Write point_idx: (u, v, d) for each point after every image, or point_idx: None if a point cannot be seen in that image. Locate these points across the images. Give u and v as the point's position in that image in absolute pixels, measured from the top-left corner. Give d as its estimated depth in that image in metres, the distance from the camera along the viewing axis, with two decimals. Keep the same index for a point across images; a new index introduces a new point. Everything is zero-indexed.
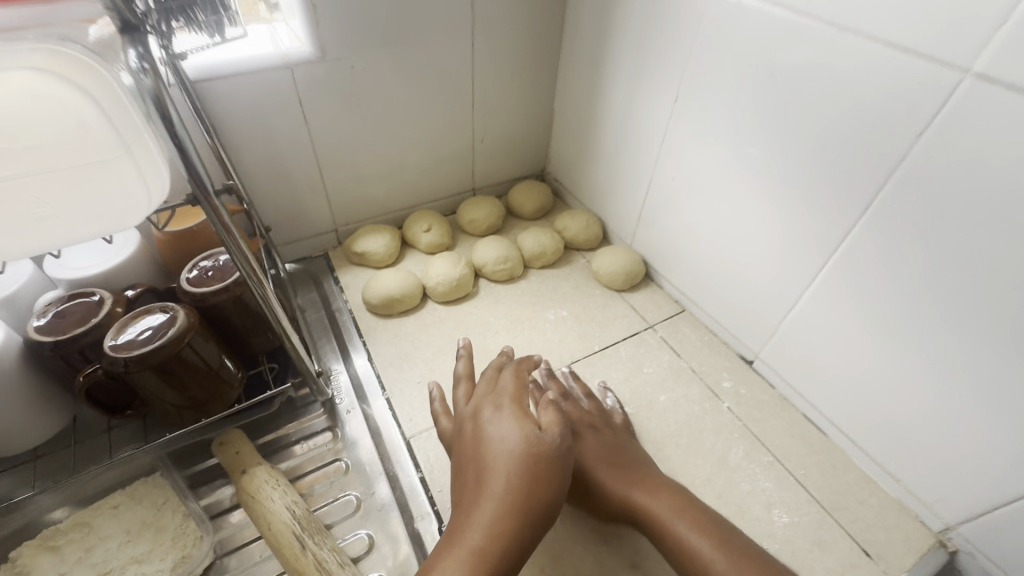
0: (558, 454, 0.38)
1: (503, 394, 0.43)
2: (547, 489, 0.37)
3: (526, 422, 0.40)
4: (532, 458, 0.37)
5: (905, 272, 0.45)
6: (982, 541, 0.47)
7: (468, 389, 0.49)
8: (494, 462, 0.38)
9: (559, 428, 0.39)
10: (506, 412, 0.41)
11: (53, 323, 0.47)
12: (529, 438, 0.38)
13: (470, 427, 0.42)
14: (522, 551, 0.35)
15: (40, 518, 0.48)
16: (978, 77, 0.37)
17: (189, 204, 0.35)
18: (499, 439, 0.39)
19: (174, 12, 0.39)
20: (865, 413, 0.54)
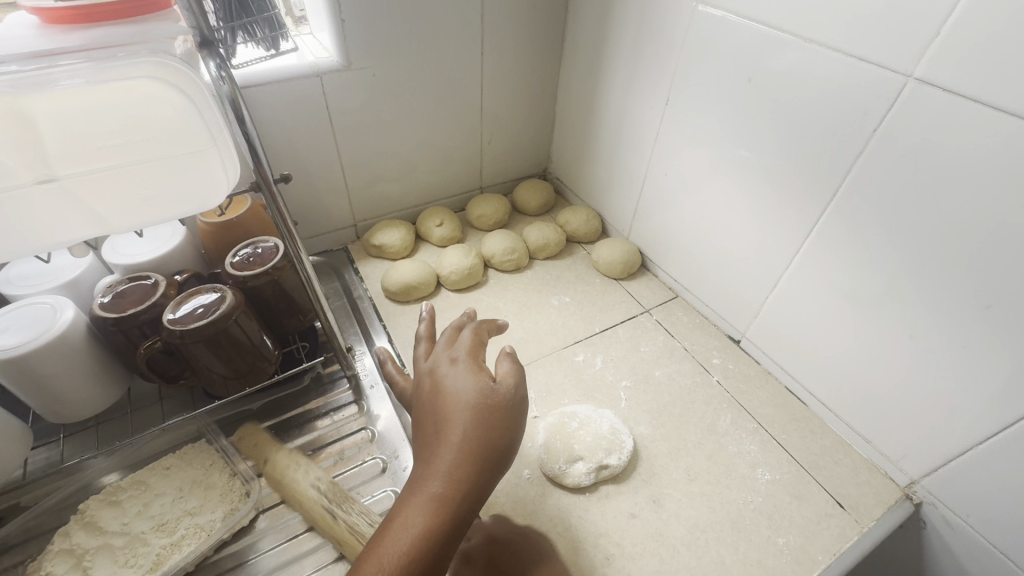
0: (511, 403, 0.40)
1: (462, 351, 0.43)
2: (500, 437, 0.38)
3: (480, 378, 0.40)
4: (488, 408, 0.39)
5: (868, 251, 0.52)
6: (941, 491, 0.53)
7: (429, 346, 0.46)
8: (451, 414, 0.39)
9: (513, 379, 0.41)
10: (462, 366, 0.41)
11: (115, 302, 0.53)
12: (483, 390, 0.40)
13: (426, 384, 0.42)
14: (478, 495, 0.37)
15: (93, 482, 0.54)
16: (919, 81, 0.43)
17: (253, 192, 0.41)
18: (454, 392, 0.40)
19: (238, 29, 0.61)
20: (840, 383, 0.60)
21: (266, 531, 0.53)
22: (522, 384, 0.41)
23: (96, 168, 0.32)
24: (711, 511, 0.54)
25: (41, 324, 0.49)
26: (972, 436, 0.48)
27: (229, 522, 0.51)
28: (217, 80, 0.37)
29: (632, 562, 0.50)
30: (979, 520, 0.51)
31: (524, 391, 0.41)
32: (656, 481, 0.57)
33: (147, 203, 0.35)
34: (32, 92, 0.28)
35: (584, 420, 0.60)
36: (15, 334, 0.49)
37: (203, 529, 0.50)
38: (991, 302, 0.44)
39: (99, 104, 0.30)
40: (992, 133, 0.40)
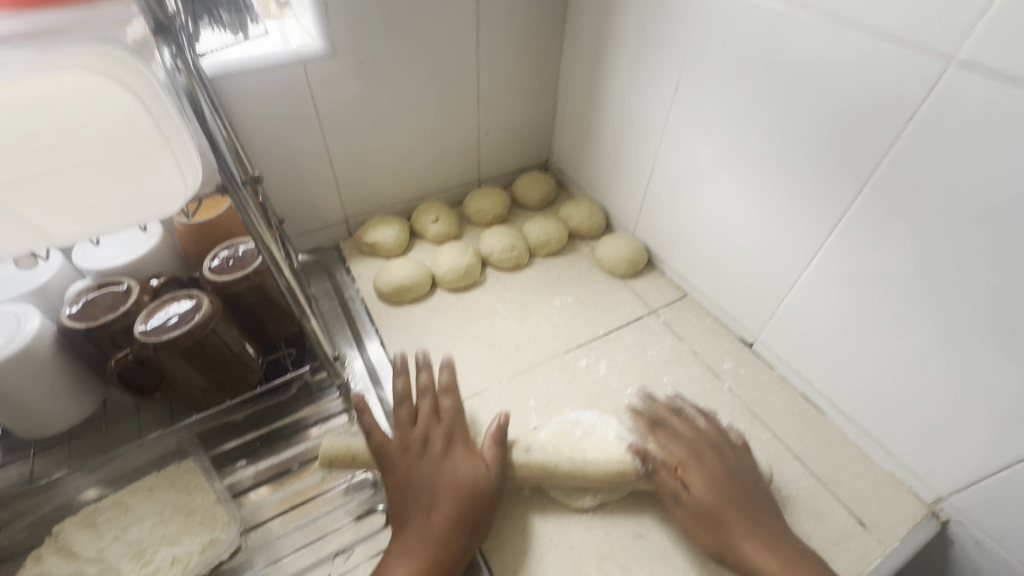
0: (495, 488, 0.48)
1: (448, 429, 0.52)
2: (483, 516, 0.47)
3: (465, 459, 0.49)
4: (476, 486, 0.47)
5: (896, 252, 0.47)
6: (971, 510, 0.50)
7: (410, 408, 0.53)
8: (447, 491, 0.46)
9: (499, 465, 0.50)
10: (460, 451, 0.50)
11: (84, 311, 0.50)
12: (473, 469, 0.48)
13: (418, 454, 0.49)
14: (456, 562, 0.45)
15: (74, 498, 0.50)
16: (962, 65, 0.38)
17: (217, 193, 0.37)
18: (451, 472, 0.48)
19: (201, 12, 0.55)
20: (862, 392, 0.56)
21: (250, 553, 0.50)
22: (505, 469, 0.50)
23: (31, 173, 0.28)
24: None
25: (4, 336, 0.46)
26: (1009, 454, 0.45)
27: (209, 556, 0.47)
28: (171, 71, 0.32)
29: None
30: (1012, 542, 0.47)
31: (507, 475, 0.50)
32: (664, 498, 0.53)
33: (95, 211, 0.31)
34: None
35: (589, 428, 0.56)
36: None
37: (180, 562, 0.47)
38: None
39: (24, 101, 0.26)
40: None
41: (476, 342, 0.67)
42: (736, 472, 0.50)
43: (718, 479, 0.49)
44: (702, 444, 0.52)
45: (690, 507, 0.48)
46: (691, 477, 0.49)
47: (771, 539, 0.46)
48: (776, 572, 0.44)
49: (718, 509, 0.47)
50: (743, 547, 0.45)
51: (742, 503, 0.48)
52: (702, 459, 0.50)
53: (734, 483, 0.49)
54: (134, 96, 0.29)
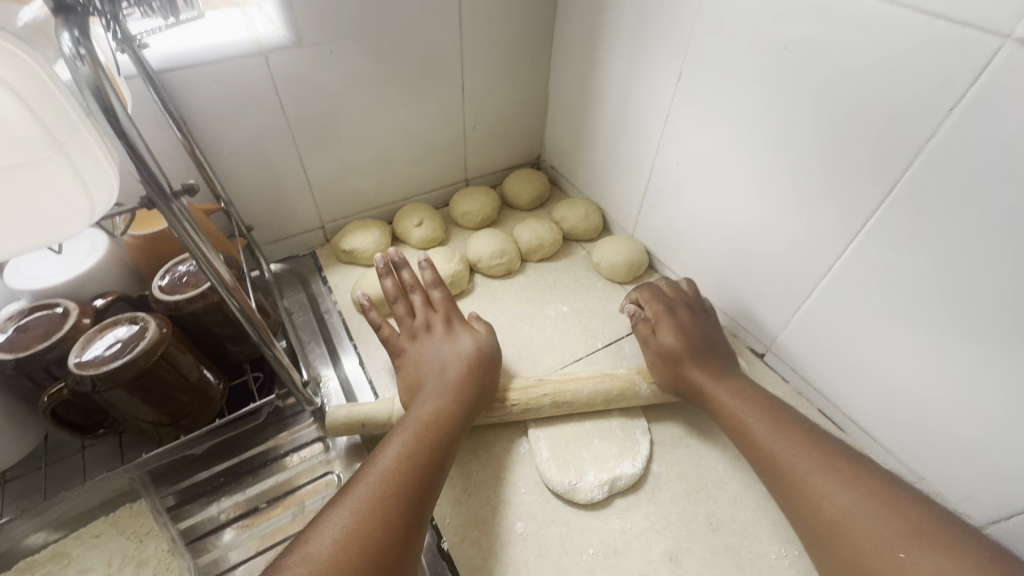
0: (496, 353, 0.54)
1: (445, 315, 0.56)
2: (490, 377, 0.52)
3: (465, 332, 0.54)
4: (480, 351, 0.52)
5: (931, 257, 0.42)
6: (1014, 543, 0.45)
7: (406, 303, 0.56)
8: (456, 356, 0.51)
9: (493, 337, 0.55)
10: (458, 325, 0.55)
11: (13, 339, 0.44)
12: (473, 338, 0.54)
13: (421, 334, 0.54)
14: (472, 412, 0.49)
15: (19, 543, 0.44)
16: (1020, 43, 0.33)
17: (142, 209, 0.31)
18: (456, 343, 0.53)
19: None
20: (890, 411, 0.51)
21: None
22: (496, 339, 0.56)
23: None
24: (739, 571, 0.46)
25: None
26: None
27: None
28: (72, 59, 0.26)
29: None
30: None
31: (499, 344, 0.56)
32: (674, 533, 0.48)
33: None
34: None
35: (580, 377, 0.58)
36: None
37: None
38: None
39: None
40: None
41: None
42: (707, 322, 0.57)
43: (685, 326, 0.55)
44: (677, 300, 0.58)
45: (659, 348, 0.54)
46: (663, 329, 0.55)
47: (715, 371, 0.52)
48: (714, 389, 0.51)
49: (674, 348, 0.53)
50: (699, 381, 0.51)
51: (703, 347, 0.54)
52: (679, 312, 0.56)
53: (705, 330, 0.55)
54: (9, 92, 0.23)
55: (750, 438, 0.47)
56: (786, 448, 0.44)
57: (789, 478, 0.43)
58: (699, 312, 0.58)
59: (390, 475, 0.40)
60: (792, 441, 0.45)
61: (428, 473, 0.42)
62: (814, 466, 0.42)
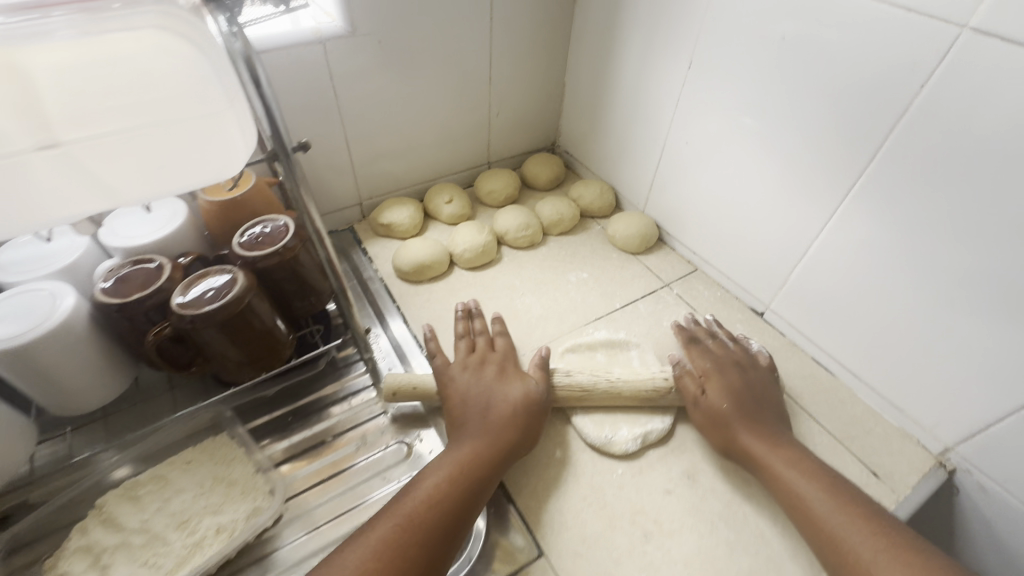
0: (542, 405, 0.54)
1: (501, 361, 0.58)
2: (532, 426, 0.52)
3: (516, 379, 0.55)
4: (528, 401, 0.53)
5: (906, 215, 0.50)
6: (978, 458, 0.52)
7: (467, 343, 0.60)
8: (501, 402, 0.52)
9: (545, 387, 0.55)
10: (512, 373, 0.56)
11: (117, 287, 0.50)
12: (523, 387, 0.54)
13: (472, 371, 0.56)
14: (509, 460, 0.50)
15: (104, 478, 0.51)
16: (974, 32, 0.41)
17: (268, 160, 0.38)
18: (506, 389, 0.54)
19: None
20: (873, 353, 0.58)
21: (289, 522, 0.50)
22: (550, 390, 0.56)
23: (106, 132, 0.28)
24: (747, 485, 0.53)
25: (41, 313, 0.47)
26: (1015, 402, 0.48)
27: (252, 525, 0.48)
28: (228, 35, 0.32)
29: (671, 537, 0.49)
30: (1016, 485, 0.50)
31: (552, 396, 0.56)
32: (689, 457, 0.55)
33: (162, 172, 0.31)
34: (25, 43, 0.25)
35: (608, 351, 0.64)
36: (13, 325, 0.46)
37: (225, 530, 0.48)
38: None
39: (105, 60, 0.27)
40: None
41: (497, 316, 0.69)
42: (760, 383, 0.57)
43: (734, 388, 0.55)
44: (727, 358, 0.58)
45: (706, 406, 0.54)
46: (710, 386, 0.55)
47: (767, 436, 0.52)
48: (765, 454, 0.50)
49: (719, 405, 0.54)
50: (745, 442, 0.51)
51: (752, 408, 0.54)
52: (730, 370, 0.57)
53: (755, 390, 0.56)
54: (202, 56, 0.29)
55: (800, 503, 0.46)
56: (852, 532, 0.43)
57: (844, 560, 0.42)
58: (754, 371, 0.58)
59: (410, 519, 0.42)
60: (848, 516, 0.44)
61: (456, 515, 0.44)
62: (878, 553, 0.41)
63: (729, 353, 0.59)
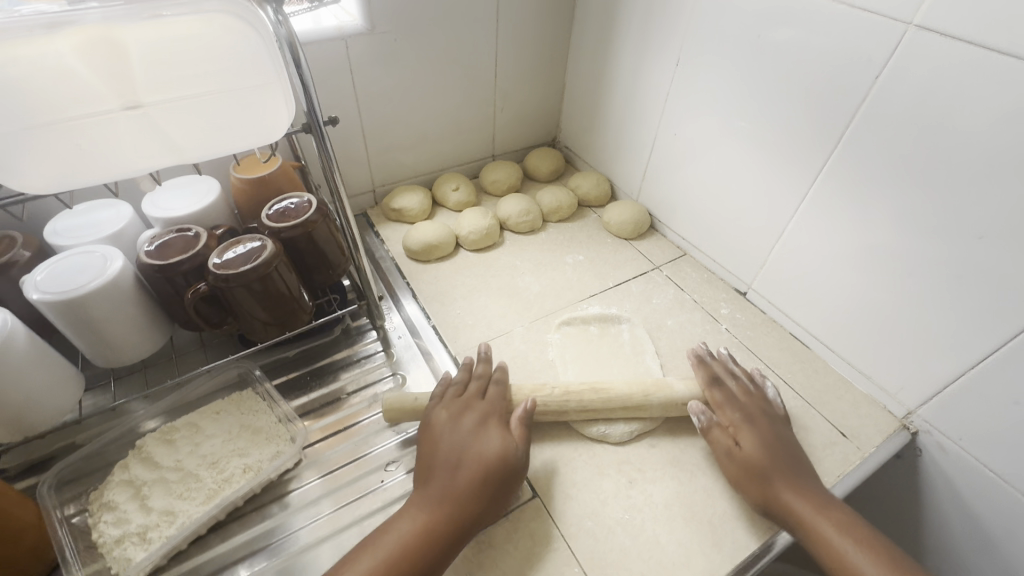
0: (517, 466, 0.49)
1: (486, 409, 0.52)
2: (501, 490, 0.47)
3: (496, 434, 0.50)
4: (501, 462, 0.48)
5: (868, 194, 0.55)
6: (936, 418, 0.57)
7: (457, 386, 0.55)
8: (470, 461, 0.47)
9: (523, 446, 0.51)
10: (491, 425, 0.51)
11: (159, 251, 0.55)
12: (501, 445, 0.49)
13: (448, 420, 0.51)
14: (471, 530, 0.45)
15: (137, 427, 0.56)
16: (918, 28, 0.47)
17: (303, 132, 0.44)
18: (480, 444, 0.49)
19: None
20: (844, 325, 0.63)
21: (307, 466, 0.56)
22: (527, 448, 0.51)
23: (178, 97, 0.35)
24: None
25: (93, 271, 0.52)
26: (964, 363, 0.53)
27: (275, 464, 0.53)
28: (275, 24, 0.36)
29: (653, 483, 0.54)
30: (970, 442, 0.55)
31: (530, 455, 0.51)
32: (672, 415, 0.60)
33: (218, 134, 0.38)
34: (122, 21, 0.31)
35: (600, 324, 0.70)
36: (65, 281, 0.50)
37: (252, 469, 0.53)
38: (983, 232, 0.47)
39: (181, 36, 0.33)
40: (987, 72, 0.44)
41: (499, 292, 0.74)
42: (786, 440, 0.53)
43: (767, 438, 0.52)
44: (753, 406, 0.55)
45: (740, 458, 0.51)
46: (744, 436, 0.52)
47: (811, 495, 0.48)
48: (812, 518, 0.47)
49: (753, 454, 0.51)
50: (787, 499, 0.48)
51: (786, 461, 0.51)
52: (756, 423, 0.53)
53: (778, 445, 0.52)
54: (257, 35, 0.35)
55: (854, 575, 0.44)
56: None
57: None
58: (774, 422, 0.55)
59: None
60: None
61: None
62: None
63: (746, 400, 0.56)
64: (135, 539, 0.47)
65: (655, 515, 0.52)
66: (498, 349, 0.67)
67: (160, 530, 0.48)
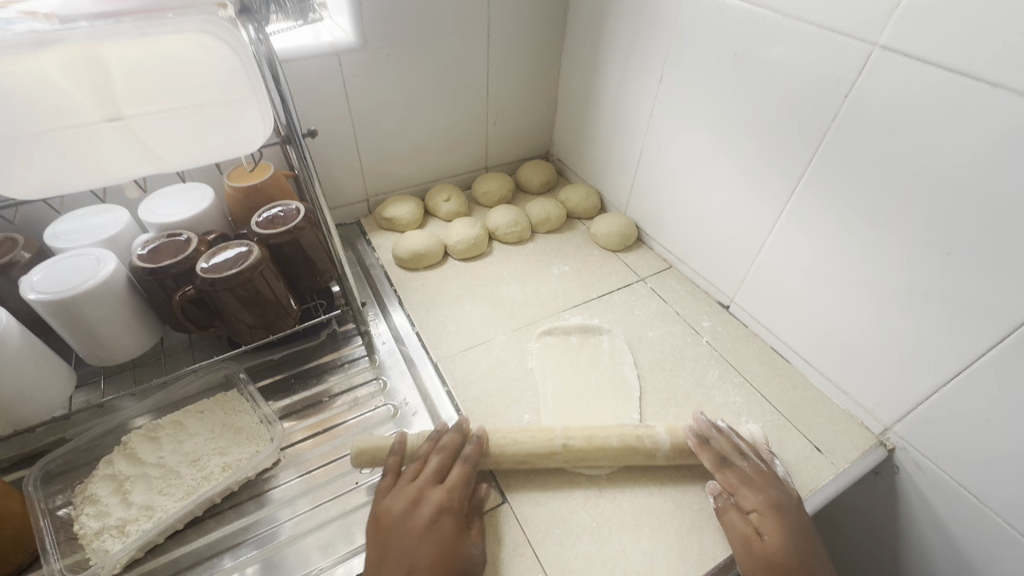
0: (470, 574, 0.46)
1: (447, 500, 0.48)
2: None
3: (452, 533, 0.47)
4: (454, 569, 0.45)
5: (841, 210, 0.56)
6: (912, 435, 0.57)
7: (416, 465, 0.51)
8: (422, 566, 0.44)
9: (480, 549, 0.48)
10: (448, 521, 0.47)
11: (152, 254, 0.58)
12: (455, 549, 0.46)
13: (404, 514, 0.47)
14: None
15: (126, 423, 0.58)
16: (884, 48, 0.48)
17: (284, 143, 0.46)
18: (434, 546, 0.45)
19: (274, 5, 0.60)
20: (823, 341, 0.64)
21: (285, 466, 0.57)
22: (481, 552, 0.48)
23: (158, 109, 0.37)
24: None
25: (86, 273, 0.54)
26: (937, 380, 0.53)
27: (254, 462, 0.55)
28: (257, 42, 0.41)
29: (623, 493, 0.55)
30: (945, 460, 0.54)
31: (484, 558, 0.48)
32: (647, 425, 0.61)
33: (198, 143, 0.40)
34: (105, 41, 0.33)
35: (581, 335, 0.71)
36: (59, 281, 0.53)
37: (230, 467, 0.54)
38: (951, 249, 0.48)
39: (161, 53, 0.35)
40: (949, 91, 0.44)
41: (483, 301, 0.76)
42: (811, 534, 0.48)
43: (793, 530, 0.47)
44: (772, 488, 0.50)
45: (760, 551, 0.47)
46: (768, 526, 0.48)
47: None
48: None
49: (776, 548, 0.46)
50: None
51: (813, 561, 0.46)
52: (780, 514, 0.48)
53: (800, 541, 0.47)
54: (235, 54, 0.38)
55: None
56: None
57: None
58: (798, 510, 0.50)
59: None
60: None
61: None
62: None
63: (764, 483, 0.51)
64: (114, 532, 0.49)
65: (623, 524, 0.52)
66: (478, 357, 0.68)
67: (138, 523, 0.50)
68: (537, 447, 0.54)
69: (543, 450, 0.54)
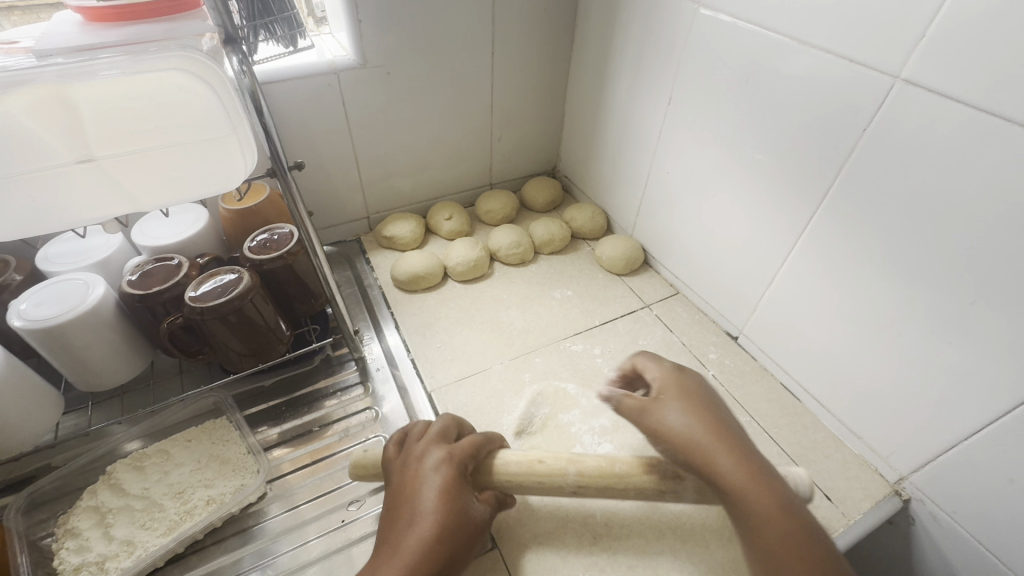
0: (476, 530, 0.43)
1: (453, 454, 0.45)
2: (458, 553, 0.41)
3: (458, 483, 0.44)
4: (462, 522, 0.42)
5: (859, 247, 0.53)
6: (930, 488, 0.53)
7: (423, 428, 0.49)
8: (427, 514, 0.41)
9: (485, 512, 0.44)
10: (456, 472, 0.44)
11: (142, 279, 0.56)
12: (463, 503, 0.43)
13: (410, 467, 0.45)
14: None
15: (117, 449, 0.57)
16: (906, 83, 0.45)
17: (269, 176, 0.45)
18: (442, 494, 0.42)
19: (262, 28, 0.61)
20: (837, 381, 0.60)
21: (273, 499, 0.56)
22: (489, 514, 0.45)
23: (128, 150, 0.36)
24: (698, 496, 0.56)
25: (74, 299, 0.53)
26: (957, 433, 0.49)
27: (239, 497, 0.53)
28: (239, 73, 0.40)
29: (619, 542, 0.52)
30: (966, 517, 0.51)
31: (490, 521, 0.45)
32: None
33: (175, 182, 0.39)
34: (75, 81, 0.33)
35: (581, 366, 0.69)
36: (46, 308, 0.52)
37: (214, 501, 0.53)
38: (975, 298, 0.45)
39: (133, 92, 0.34)
40: (975, 133, 0.41)
41: (481, 327, 0.74)
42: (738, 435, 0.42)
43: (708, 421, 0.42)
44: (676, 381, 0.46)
45: (750, 516, 0.38)
46: (718, 457, 0.40)
47: None
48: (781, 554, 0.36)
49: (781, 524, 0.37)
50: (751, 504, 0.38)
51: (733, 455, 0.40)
52: (721, 440, 0.41)
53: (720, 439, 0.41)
54: (214, 93, 0.36)
55: None
56: None
57: None
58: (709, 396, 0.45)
59: None
60: None
61: None
62: None
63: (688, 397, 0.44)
64: (93, 568, 0.48)
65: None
66: (475, 387, 0.66)
67: (118, 560, 0.49)
68: (547, 491, 0.48)
69: (552, 487, 0.48)
